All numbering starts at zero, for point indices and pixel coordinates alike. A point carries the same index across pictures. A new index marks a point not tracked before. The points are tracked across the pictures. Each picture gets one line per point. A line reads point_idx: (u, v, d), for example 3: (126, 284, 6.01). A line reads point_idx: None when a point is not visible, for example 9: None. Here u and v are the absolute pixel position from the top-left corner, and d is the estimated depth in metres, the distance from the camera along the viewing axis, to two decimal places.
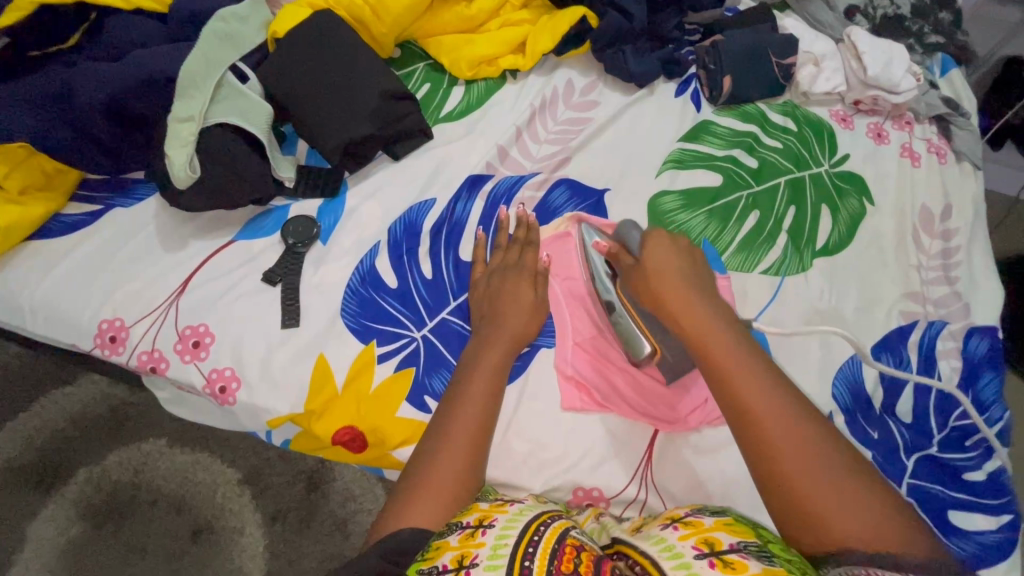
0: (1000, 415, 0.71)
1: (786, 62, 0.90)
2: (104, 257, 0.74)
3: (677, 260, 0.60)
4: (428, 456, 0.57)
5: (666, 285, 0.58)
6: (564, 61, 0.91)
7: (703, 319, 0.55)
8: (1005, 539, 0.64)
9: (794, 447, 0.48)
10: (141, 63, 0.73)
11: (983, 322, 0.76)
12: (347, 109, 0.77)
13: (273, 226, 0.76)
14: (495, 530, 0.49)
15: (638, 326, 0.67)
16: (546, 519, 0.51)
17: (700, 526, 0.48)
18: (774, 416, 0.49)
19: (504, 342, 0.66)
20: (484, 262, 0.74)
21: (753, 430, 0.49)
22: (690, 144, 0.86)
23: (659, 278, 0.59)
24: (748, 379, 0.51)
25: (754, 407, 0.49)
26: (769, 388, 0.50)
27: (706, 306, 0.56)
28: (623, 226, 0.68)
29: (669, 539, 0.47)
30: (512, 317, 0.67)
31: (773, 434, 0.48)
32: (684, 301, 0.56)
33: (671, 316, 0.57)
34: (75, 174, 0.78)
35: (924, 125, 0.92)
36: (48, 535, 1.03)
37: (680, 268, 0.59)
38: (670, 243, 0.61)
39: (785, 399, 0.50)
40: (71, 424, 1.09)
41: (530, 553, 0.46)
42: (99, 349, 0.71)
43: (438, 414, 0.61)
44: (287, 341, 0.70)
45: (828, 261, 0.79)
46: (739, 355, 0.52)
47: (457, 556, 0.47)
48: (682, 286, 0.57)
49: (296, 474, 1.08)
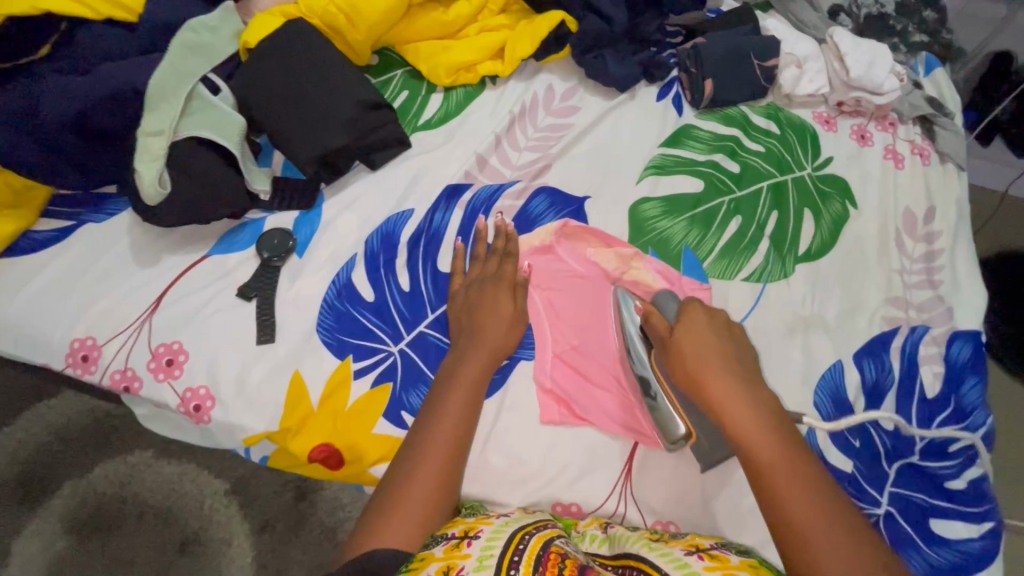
0: (984, 420, 0.70)
1: (768, 64, 0.89)
2: (75, 274, 0.73)
3: (715, 343, 0.59)
4: (403, 475, 0.56)
5: (706, 371, 0.56)
6: (544, 65, 0.90)
7: (744, 408, 0.53)
8: (984, 547, 0.64)
9: (846, 564, 0.45)
10: (109, 77, 0.71)
11: (966, 326, 0.76)
12: (322, 120, 0.76)
13: (248, 240, 0.75)
14: (481, 541, 0.49)
15: (674, 407, 0.62)
16: (531, 529, 0.51)
17: (725, 561, 0.46)
18: (823, 528, 0.47)
19: (483, 355, 0.65)
20: (462, 274, 0.73)
21: (797, 541, 0.47)
22: (671, 149, 0.85)
23: (699, 363, 0.57)
24: (792, 482, 0.49)
25: (797, 516, 0.48)
26: (816, 493, 0.49)
27: (725, 368, 0.56)
28: (662, 298, 0.67)
29: (693, 568, 0.45)
30: (488, 331, 0.66)
31: (823, 548, 0.46)
32: (725, 389, 0.54)
33: (710, 406, 0.55)
34: (43, 190, 0.77)
35: (908, 126, 0.91)
36: (34, 550, 1.02)
37: (706, 334, 0.59)
38: (706, 323, 0.60)
39: (830, 503, 0.48)
40: (56, 437, 1.08)
41: (516, 561, 0.46)
42: (71, 368, 0.70)
43: (414, 432, 0.60)
44: (263, 357, 0.69)
45: (811, 266, 0.78)
46: (784, 454, 0.50)
47: (442, 567, 0.46)
48: (723, 373, 0.56)
49: (284, 484, 1.07)
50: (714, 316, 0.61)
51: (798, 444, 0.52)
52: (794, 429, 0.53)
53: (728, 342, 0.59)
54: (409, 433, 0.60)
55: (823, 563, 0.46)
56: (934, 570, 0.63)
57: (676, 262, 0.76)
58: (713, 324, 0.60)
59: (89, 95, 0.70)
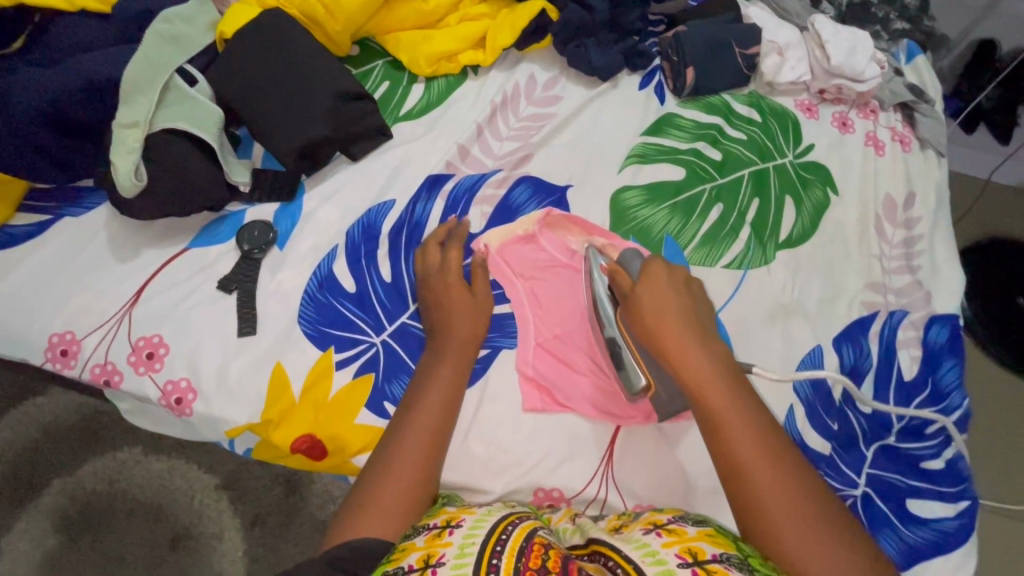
0: (961, 402, 0.71)
1: (749, 52, 0.89)
2: (53, 269, 0.73)
3: (673, 298, 0.58)
4: (380, 468, 0.57)
5: (665, 327, 0.56)
6: (526, 55, 0.90)
7: (699, 364, 0.54)
8: (961, 526, 0.65)
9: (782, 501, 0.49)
10: (84, 69, 0.71)
11: (945, 311, 0.76)
12: (301, 112, 0.75)
13: (228, 233, 0.75)
14: (462, 530, 0.49)
15: (636, 360, 0.63)
16: (514, 519, 0.51)
17: (683, 535, 0.48)
18: (771, 481, 0.50)
19: (458, 347, 0.65)
20: (427, 265, 0.71)
21: (741, 482, 0.50)
22: (653, 137, 0.85)
23: (659, 322, 0.57)
24: (742, 430, 0.51)
25: (744, 463, 0.50)
26: (762, 439, 0.51)
27: (681, 325, 0.56)
28: (626, 254, 0.67)
29: (653, 545, 0.46)
30: (460, 321, 0.67)
31: (769, 501, 0.49)
32: (681, 343, 0.55)
33: (668, 360, 0.55)
34: (19, 184, 0.76)
35: (889, 113, 0.91)
36: (23, 547, 1.02)
37: (665, 293, 0.58)
38: (665, 278, 0.60)
39: (775, 449, 0.51)
40: (44, 435, 1.08)
41: (498, 552, 0.45)
42: (50, 363, 0.70)
43: (393, 427, 0.60)
44: (244, 349, 0.69)
45: (792, 252, 0.79)
46: (737, 407, 0.52)
47: (423, 556, 0.46)
48: (680, 329, 0.56)
49: (274, 478, 1.07)
50: (674, 273, 0.61)
51: (750, 398, 0.53)
52: (745, 381, 0.55)
53: (686, 299, 0.59)
54: (388, 427, 0.61)
55: (762, 500, 0.49)
56: (911, 550, 0.64)
57: (657, 249, 0.77)
58: (673, 279, 0.60)
59: (64, 87, 0.70)
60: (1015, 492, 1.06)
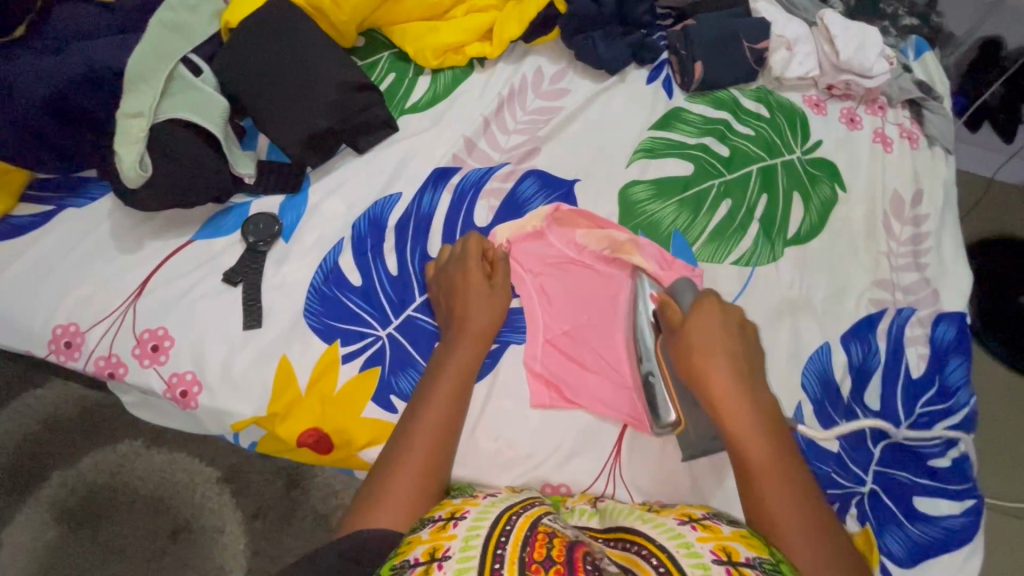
0: (967, 400, 0.71)
1: (758, 46, 0.88)
2: (56, 260, 0.72)
3: (723, 335, 0.60)
4: (394, 454, 0.57)
5: (711, 360, 0.58)
6: (533, 48, 0.89)
7: (740, 397, 0.56)
8: (968, 524, 0.65)
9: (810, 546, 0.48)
10: (86, 58, 0.70)
11: (952, 308, 0.76)
12: (306, 103, 0.75)
13: (233, 225, 0.74)
14: (467, 522, 0.49)
15: (670, 394, 0.64)
16: (519, 509, 0.51)
17: (718, 532, 0.47)
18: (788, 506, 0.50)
19: (471, 341, 0.65)
20: (458, 249, 0.71)
21: (768, 522, 0.50)
22: (661, 132, 0.84)
23: (700, 349, 0.59)
24: (774, 467, 0.52)
25: (772, 504, 0.51)
26: (784, 468, 0.52)
27: (721, 354, 0.59)
28: (678, 285, 0.67)
29: (688, 537, 0.46)
30: (480, 310, 0.67)
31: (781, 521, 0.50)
32: (725, 377, 0.57)
33: (705, 393, 0.57)
34: (20, 174, 0.75)
35: (897, 109, 0.91)
36: (25, 540, 1.02)
37: (713, 326, 0.60)
38: (718, 315, 0.61)
39: (796, 476, 0.52)
40: (44, 427, 1.07)
41: (503, 541, 0.45)
42: (54, 355, 0.69)
43: (407, 413, 0.60)
44: (249, 342, 0.68)
45: (800, 249, 0.78)
46: (773, 443, 0.53)
47: (429, 549, 0.45)
48: (721, 365, 0.58)
49: (276, 472, 1.06)
50: (726, 312, 0.62)
51: (787, 439, 0.55)
52: (783, 420, 0.56)
53: (734, 336, 0.61)
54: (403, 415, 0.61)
55: (774, 519, 0.50)
56: (917, 546, 0.64)
57: (665, 245, 0.76)
58: (722, 316, 0.61)
59: (66, 75, 0.69)
60: (1017, 490, 1.07)
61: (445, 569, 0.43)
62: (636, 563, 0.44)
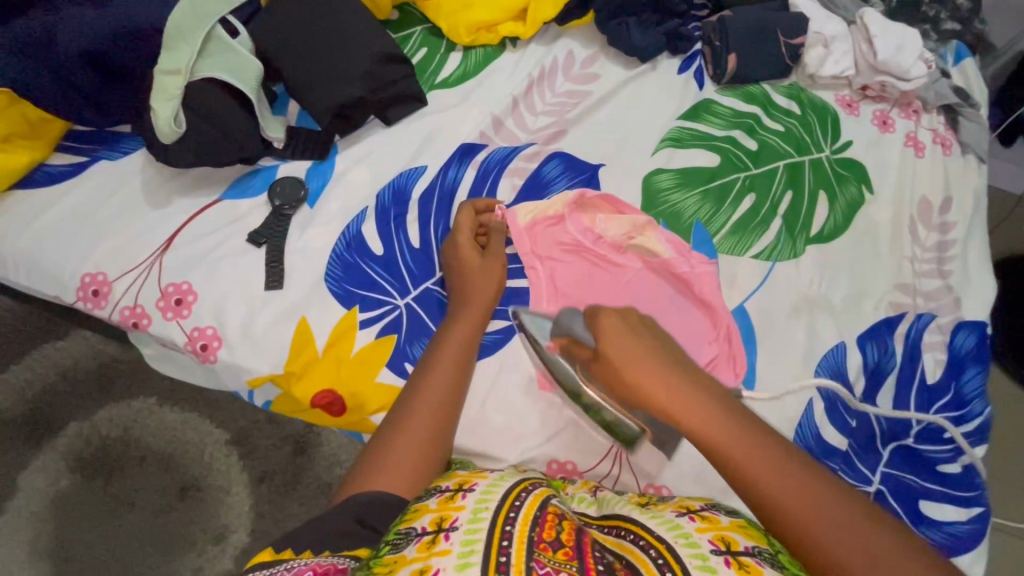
0: (980, 410, 0.70)
1: (794, 42, 0.87)
2: (89, 211, 0.74)
3: (642, 344, 0.54)
4: (396, 425, 0.58)
5: (645, 374, 0.52)
6: (565, 31, 0.89)
7: (697, 405, 0.49)
8: (973, 531, 0.65)
9: (860, 546, 0.42)
10: (128, 14, 0.71)
11: (973, 317, 0.75)
12: (338, 72, 0.75)
13: (260, 186, 0.76)
14: (475, 495, 0.49)
15: (620, 412, 0.62)
16: (527, 486, 0.51)
17: (716, 522, 0.48)
18: (800, 499, 0.45)
19: (476, 314, 0.66)
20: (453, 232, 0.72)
21: (796, 534, 0.44)
22: (689, 122, 0.84)
23: (631, 360, 0.53)
24: (769, 470, 0.46)
25: (790, 510, 0.44)
26: (770, 460, 0.46)
27: (649, 354, 0.53)
28: (566, 314, 0.65)
29: (686, 528, 0.47)
30: (479, 284, 0.68)
31: (809, 524, 0.44)
32: (670, 387, 0.50)
33: (661, 407, 0.50)
34: (60, 123, 0.77)
35: (932, 115, 0.89)
36: (39, 485, 1.04)
37: (631, 331, 0.55)
38: (622, 326, 0.56)
39: (790, 467, 0.46)
40: (62, 377, 1.10)
41: (512, 517, 0.46)
42: (82, 303, 0.71)
43: (414, 376, 0.62)
44: (270, 303, 0.70)
45: (822, 247, 0.78)
46: (748, 444, 0.47)
47: (436, 519, 0.47)
48: (654, 366, 0.52)
49: (284, 438, 1.09)
50: (625, 316, 0.58)
51: (756, 426, 0.49)
52: (745, 409, 0.51)
53: (646, 331, 0.57)
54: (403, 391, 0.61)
55: (801, 523, 0.44)
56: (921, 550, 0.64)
57: (686, 235, 0.76)
58: (629, 322, 0.57)
59: (107, 29, 0.70)
60: None
61: (452, 539, 0.44)
62: (631, 550, 0.45)
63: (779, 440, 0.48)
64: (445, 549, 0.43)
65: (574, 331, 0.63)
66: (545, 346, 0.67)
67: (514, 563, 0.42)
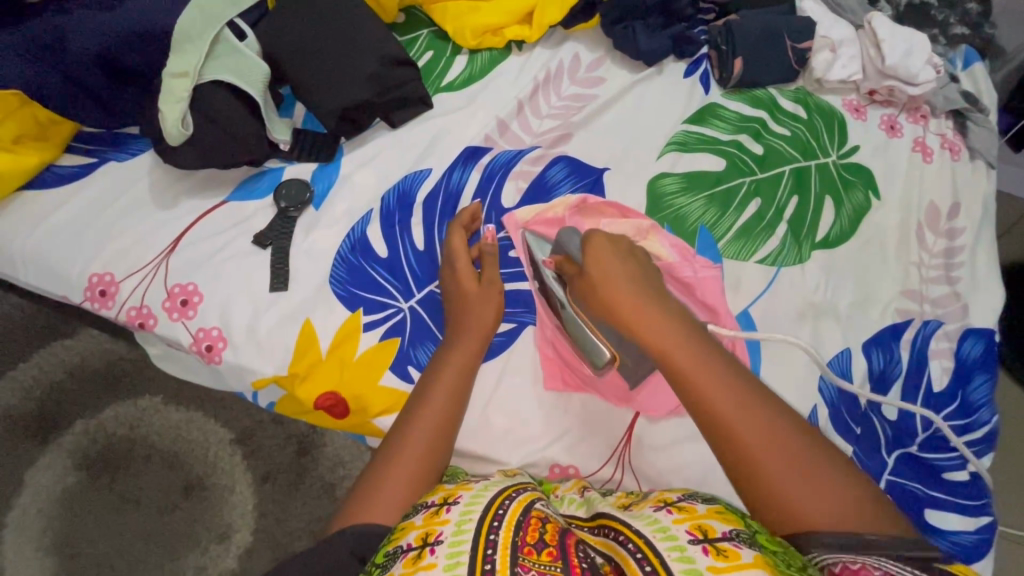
0: (988, 418, 0.70)
1: (800, 46, 0.87)
2: (97, 211, 0.74)
3: (626, 274, 0.58)
4: (390, 457, 0.57)
5: (627, 304, 0.55)
6: (571, 34, 0.89)
7: (672, 335, 0.53)
8: (979, 541, 0.64)
9: (793, 464, 0.48)
10: (138, 17, 0.72)
11: (980, 324, 0.74)
12: (345, 76, 0.76)
13: (266, 189, 0.76)
14: (460, 507, 0.49)
15: (592, 331, 0.63)
16: (511, 493, 0.51)
17: (693, 512, 0.48)
18: (750, 423, 0.49)
19: (474, 338, 0.66)
20: (447, 255, 0.71)
21: (740, 455, 0.49)
22: (695, 126, 0.83)
23: (613, 288, 0.56)
24: (727, 398, 0.50)
25: (742, 434, 0.49)
26: (731, 388, 0.51)
27: (632, 286, 0.57)
28: (566, 234, 0.66)
29: (664, 522, 0.47)
30: (479, 309, 0.67)
31: (755, 445, 0.49)
32: (649, 318, 0.54)
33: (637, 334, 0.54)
34: (70, 125, 0.78)
35: (940, 119, 0.88)
36: (45, 482, 1.05)
37: (619, 265, 0.59)
38: (613, 254, 0.60)
39: (748, 396, 0.51)
40: (70, 375, 1.11)
41: (495, 526, 0.46)
42: (89, 302, 0.72)
43: (408, 406, 0.61)
44: (275, 304, 0.70)
45: (828, 253, 0.77)
46: (714, 370, 0.52)
47: (422, 534, 0.47)
48: (637, 297, 0.56)
49: (287, 438, 1.09)
50: (616, 243, 0.62)
51: (723, 357, 0.53)
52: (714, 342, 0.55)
53: (633, 264, 0.60)
54: (398, 419, 0.61)
55: (750, 446, 0.49)
56: None
57: (691, 239, 0.76)
58: (616, 252, 0.60)
59: (117, 32, 0.71)
60: None
61: (437, 554, 0.44)
62: (614, 549, 0.45)
63: (739, 368, 0.53)
64: (431, 564, 0.43)
65: (568, 247, 0.65)
66: (540, 260, 0.69)
67: (500, 569, 0.42)
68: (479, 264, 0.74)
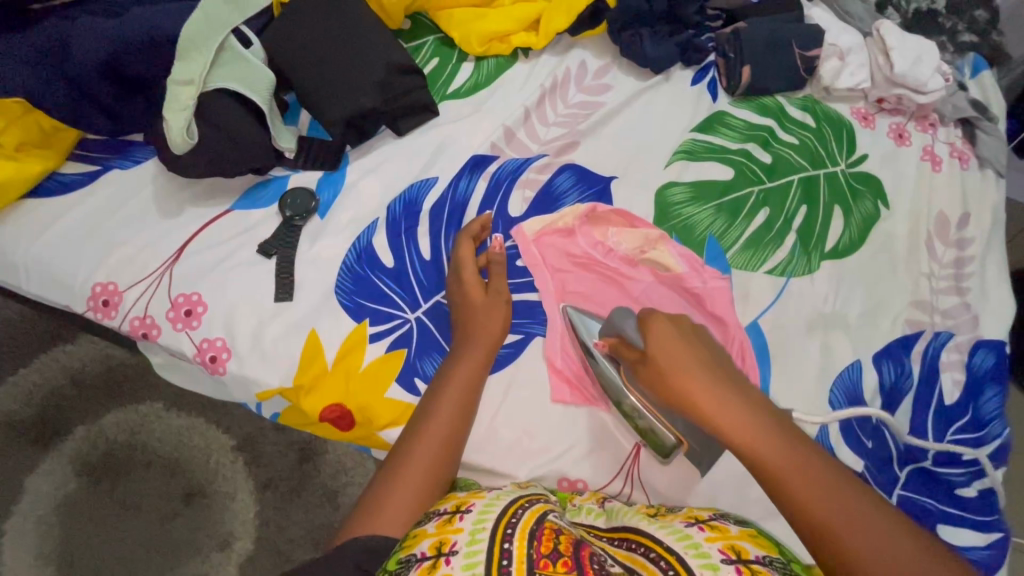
0: (1001, 432, 0.68)
1: (809, 54, 0.86)
2: (100, 220, 0.74)
3: (687, 350, 0.56)
4: (394, 471, 0.57)
5: (689, 380, 0.53)
6: (578, 41, 0.89)
7: (735, 409, 0.51)
8: (991, 556, 0.63)
9: (875, 537, 0.45)
10: (142, 24, 0.71)
11: (991, 335, 0.74)
12: (350, 83, 0.75)
13: (271, 198, 0.76)
14: (472, 515, 0.48)
15: (653, 414, 0.63)
16: (524, 504, 0.51)
17: (726, 531, 0.47)
18: (822, 493, 0.47)
19: (480, 348, 0.65)
20: (454, 263, 0.71)
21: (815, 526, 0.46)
22: (703, 135, 0.83)
23: (672, 363, 0.55)
24: (796, 471, 0.48)
25: (815, 507, 0.47)
26: (799, 460, 0.49)
27: (692, 360, 0.55)
28: (620, 314, 0.64)
29: (696, 538, 0.46)
30: (483, 318, 0.66)
31: (833, 517, 0.46)
32: (712, 393, 0.52)
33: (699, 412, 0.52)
34: (73, 132, 0.78)
35: (949, 128, 0.88)
36: (45, 490, 1.04)
37: (679, 341, 0.56)
38: (672, 330, 0.57)
39: (817, 467, 0.49)
40: (71, 381, 1.10)
41: (509, 535, 0.45)
42: (92, 312, 0.71)
43: (413, 422, 0.61)
44: (280, 314, 0.69)
45: (837, 263, 0.77)
46: (783, 445, 0.49)
47: (435, 544, 0.46)
48: (699, 373, 0.53)
49: (289, 445, 1.08)
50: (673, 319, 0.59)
51: (790, 430, 0.51)
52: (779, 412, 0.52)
53: (690, 335, 0.58)
54: (404, 432, 0.61)
55: (828, 522, 0.46)
56: None
57: (700, 249, 0.75)
58: (675, 326, 0.58)
59: (121, 39, 0.70)
60: None
61: (452, 564, 0.43)
62: (642, 564, 0.44)
63: (806, 440, 0.51)
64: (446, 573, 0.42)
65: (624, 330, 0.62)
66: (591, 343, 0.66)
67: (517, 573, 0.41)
68: (485, 272, 0.73)
